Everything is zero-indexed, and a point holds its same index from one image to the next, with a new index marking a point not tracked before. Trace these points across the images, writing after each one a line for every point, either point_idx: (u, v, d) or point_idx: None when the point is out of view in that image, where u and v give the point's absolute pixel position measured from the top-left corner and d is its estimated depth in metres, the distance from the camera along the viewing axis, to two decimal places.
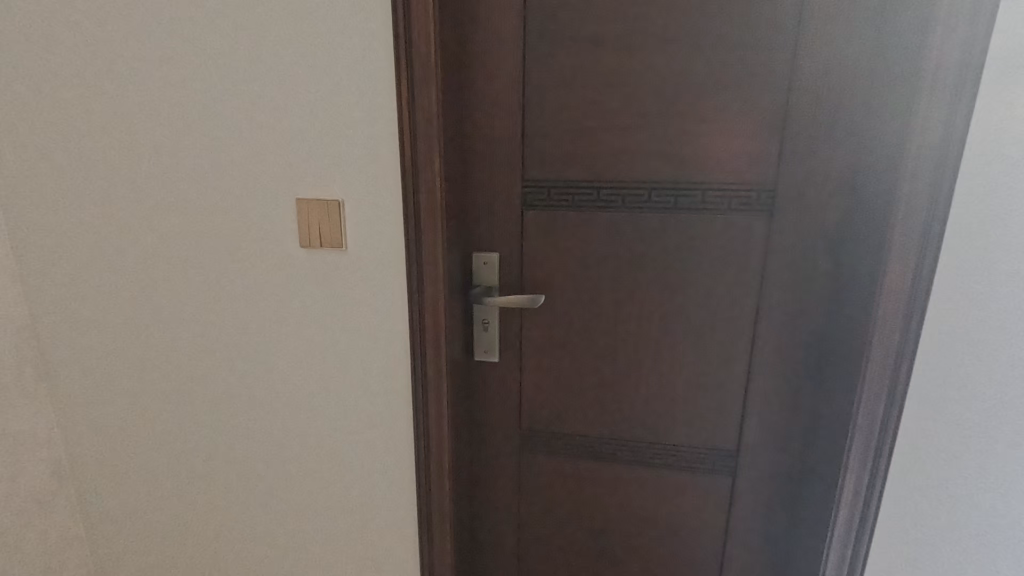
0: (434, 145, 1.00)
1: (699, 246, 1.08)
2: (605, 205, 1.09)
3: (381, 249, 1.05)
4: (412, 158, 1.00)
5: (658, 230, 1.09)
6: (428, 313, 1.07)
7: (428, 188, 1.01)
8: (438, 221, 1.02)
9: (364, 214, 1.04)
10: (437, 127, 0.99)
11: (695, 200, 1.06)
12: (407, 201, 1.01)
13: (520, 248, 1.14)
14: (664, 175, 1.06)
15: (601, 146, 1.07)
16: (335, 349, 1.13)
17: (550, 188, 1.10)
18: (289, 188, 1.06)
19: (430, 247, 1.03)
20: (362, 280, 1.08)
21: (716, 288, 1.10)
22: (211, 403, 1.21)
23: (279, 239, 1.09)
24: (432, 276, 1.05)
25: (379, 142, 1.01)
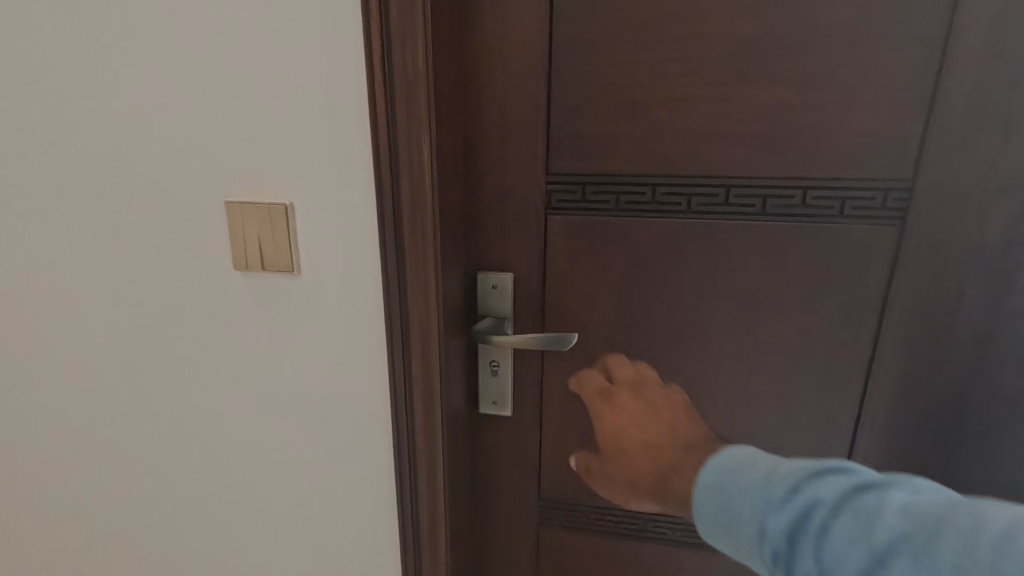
0: (425, 130, 0.68)
1: (796, 269, 0.77)
2: (661, 209, 0.78)
3: (350, 272, 0.75)
4: (392, 147, 0.69)
5: (738, 246, 0.78)
6: (419, 361, 0.77)
7: (416, 191, 0.70)
8: (430, 240, 0.72)
9: (323, 224, 0.74)
10: (429, 104, 0.68)
11: (794, 203, 0.75)
12: (386, 212, 0.71)
13: (544, 267, 0.84)
14: (751, 170, 0.75)
15: (660, 128, 0.75)
16: (292, 405, 0.84)
17: (587, 186, 0.79)
18: (219, 188, 0.76)
19: (420, 276, 0.73)
20: (325, 313, 0.78)
21: (815, 325, 0.79)
22: (137, 469, 0.94)
23: (209, 258, 0.80)
24: (423, 313, 0.75)
25: (344, 125, 0.70)
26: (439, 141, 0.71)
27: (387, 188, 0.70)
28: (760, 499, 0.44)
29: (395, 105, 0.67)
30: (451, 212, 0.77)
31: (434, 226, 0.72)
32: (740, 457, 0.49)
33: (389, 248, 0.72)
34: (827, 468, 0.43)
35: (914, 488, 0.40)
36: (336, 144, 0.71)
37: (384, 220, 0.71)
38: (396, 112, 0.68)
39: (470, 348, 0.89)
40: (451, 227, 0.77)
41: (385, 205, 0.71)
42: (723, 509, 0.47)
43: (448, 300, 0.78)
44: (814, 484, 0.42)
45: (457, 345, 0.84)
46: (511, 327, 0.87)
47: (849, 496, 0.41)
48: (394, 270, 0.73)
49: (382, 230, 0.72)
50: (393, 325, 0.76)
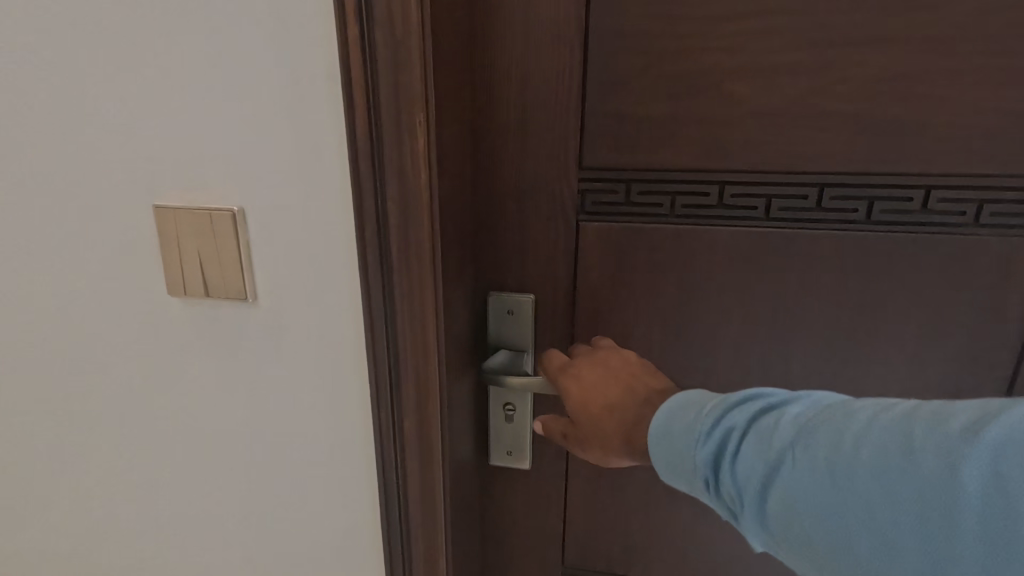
0: (423, 113, 0.45)
1: (909, 296, 0.59)
2: (729, 216, 0.60)
3: (315, 308, 0.54)
4: (373, 138, 0.46)
5: (831, 264, 0.60)
6: (411, 436, 0.56)
7: (408, 203, 0.47)
8: (432, 272, 0.50)
9: (274, 241, 0.52)
10: (426, 74, 0.45)
11: (909, 208, 0.57)
12: (366, 233, 0.49)
13: (573, 289, 0.66)
14: (855, 165, 0.56)
15: (734, 110, 0.57)
16: (240, 483, 0.63)
17: (633, 185, 0.61)
18: (121, 189, 0.54)
19: (418, 323, 0.51)
20: (281, 361, 0.57)
21: (931, 369, 0.61)
22: (43, 559, 0.72)
23: (113, 287, 0.57)
24: (421, 372, 0.53)
25: (302, 105, 0.48)
26: (437, 130, 0.47)
27: (368, 200, 0.48)
28: (685, 438, 0.44)
29: (376, 74, 0.45)
30: (451, 228, 0.55)
31: (434, 253, 0.49)
32: (675, 399, 0.48)
33: (372, 284, 0.50)
34: (741, 398, 0.43)
35: (813, 399, 0.41)
36: (296, 135, 0.49)
37: (364, 245, 0.49)
38: (379, 86, 0.45)
39: (478, 388, 0.71)
40: (452, 249, 0.55)
41: (365, 222, 0.48)
42: (663, 444, 0.46)
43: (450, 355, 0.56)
44: (728, 413, 0.43)
45: (464, 389, 0.66)
46: (531, 363, 0.69)
47: (756, 419, 0.41)
48: (377, 314, 0.51)
49: (362, 258, 0.50)
50: (379, 389, 0.54)
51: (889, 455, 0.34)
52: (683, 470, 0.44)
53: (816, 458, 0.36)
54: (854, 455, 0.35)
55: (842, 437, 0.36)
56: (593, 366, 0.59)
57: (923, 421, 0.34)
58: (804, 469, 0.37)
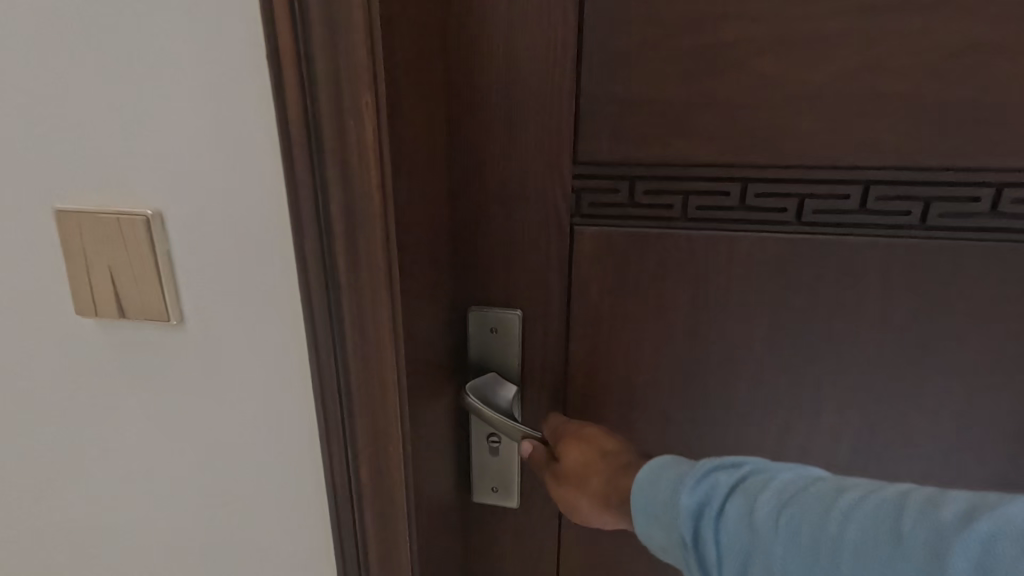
0: (371, 96, 0.36)
1: (967, 316, 0.50)
2: (751, 218, 0.51)
3: (251, 329, 0.44)
4: (311, 128, 0.37)
5: (875, 278, 0.50)
6: (369, 490, 0.46)
7: (356, 209, 0.38)
8: (388, 296, 0.40)
9: (199, 249, 0.43)
10: (372, 46, 0.35)
11: (974, 210, 0.47)
12: (308, 246, 0.39)
13: (567, 304, 0.57)
14: (909, 158, 0.46)
15: (762, 91, 0.47)
16: (174, 532, 0.53)
17: (637, 182, 0.52)
18: (12, 185, 0.44)
19: (373, 358, 0.41)
20: (214, 392, 0.47)
21: (988, 399, 0.52)
22: None
23: (14, 303, 0.48)
24: (374, 410, 0.43)
25: (223, 80, 0.38)
26: (391, 118, 0.38)
27: (308, 205, 0.38)
28: (658, 502, 0.39)
29: (312, 42, 0.35)
30: (418, 236, 0.46)
31: (392, 271, 0.40)
32: (654, 460, 0.42)
33: (315, 309, 0.41)
34: (728, 459, 0.37)
35: (805, 473, 0.35)
36: (218, 121, 0.39)
37: (303, 262, 0.40)
38: (314, 61, 0.35)
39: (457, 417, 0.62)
40: (418, 263, 0.46)
41: (304, 231, 0.39)
42: (639, 498, 0.40)
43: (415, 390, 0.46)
44: (712, 473, 0.37)
45: (439, 418, 0.57)
46: (518, 388, 0.60)
47: (738, 488, 0.35)
48: (324, 345, 0.42)
49: (303, 277, 0.40)
50: (329, 434, 0.44)
51: (877, 550, 0.28)
52: (655, 538, 0.39)
53: (797, 547, 0.31)
54: (841, 548, 0.29)
55: (829, 524, 0.30)
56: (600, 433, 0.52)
57: (918, 509, 0.29)
58: (782, 556, 0.31)
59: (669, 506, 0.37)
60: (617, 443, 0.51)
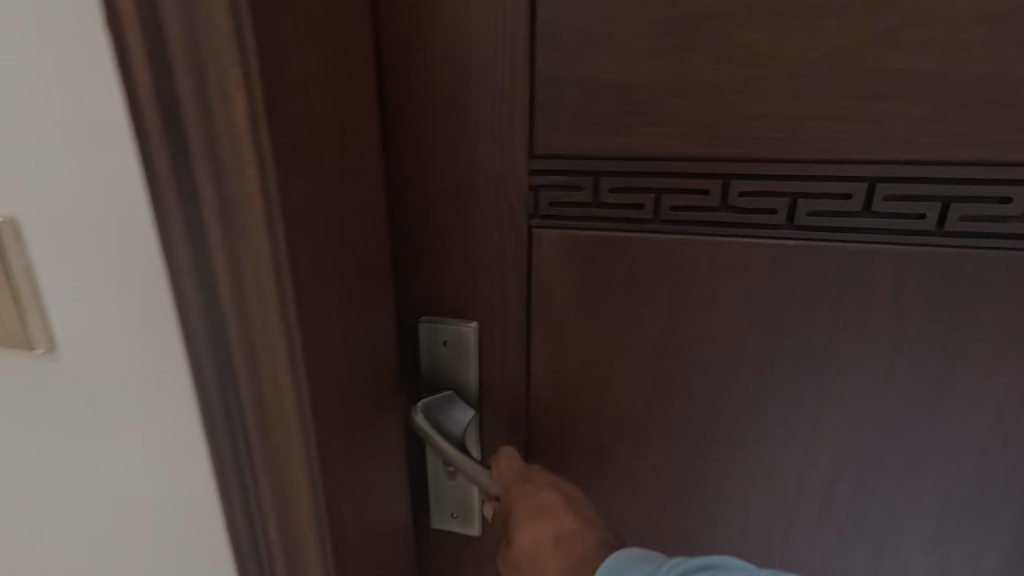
0: (242, 85, 0.27)
1: (991, 339, 0.42)
2: (735, 221, 0.43)
3: (126, 352, 0.38)
4: (172, 124, 0.29)
5: (882, 292, 0.42)
6: (276, 547, 0.39)
7: (233, 226, 0.30)
8: (285, 332, 0.32)
9: (58, 260, 0.37)
10: (239, 16, 0.26)
11: (1006, 213, 0.38)
12: (177, 267, 0.32)
13: (528, 317, 0.50)
14: (926, 150, 0.38)
15: (746, 71, 0.39)
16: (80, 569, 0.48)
17: (602, 179, 0.44)
18: None
19: (270, 402, 0.34)
20: (96, 420, 0.41)
21: (1011, 433, 0.45)
22: None
23: None
24: (269, 460, 0.35)
25: (58, 57, 0.32)
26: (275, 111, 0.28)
27: (177, 218, 0.31)
28: None
29: (161, 12, 0.27)
30: (344, 257, 0.36)
31: (287, 307, 0.31)
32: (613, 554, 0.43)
33: (197, 340, 0.34)
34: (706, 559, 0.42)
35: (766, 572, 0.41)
36: (63, 112, 0.33)
37: (178, 284, 0.33)
38: (167, 38, 0.27)
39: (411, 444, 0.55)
40: (346, 290, 0.36)
41: (172, 244, 0.31)
42: None
43: (341, 440, 0.38)
44: None
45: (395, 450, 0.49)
46: (473, 408, 0.53)
47: None
48: (210, 383, 0.35)
49: (179, 303, 0.33)
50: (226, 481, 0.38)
51: None
52: None
53: None
54: None
55: None
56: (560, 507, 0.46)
57: None
58: None
59: None
60: (575, 524, 0.45)
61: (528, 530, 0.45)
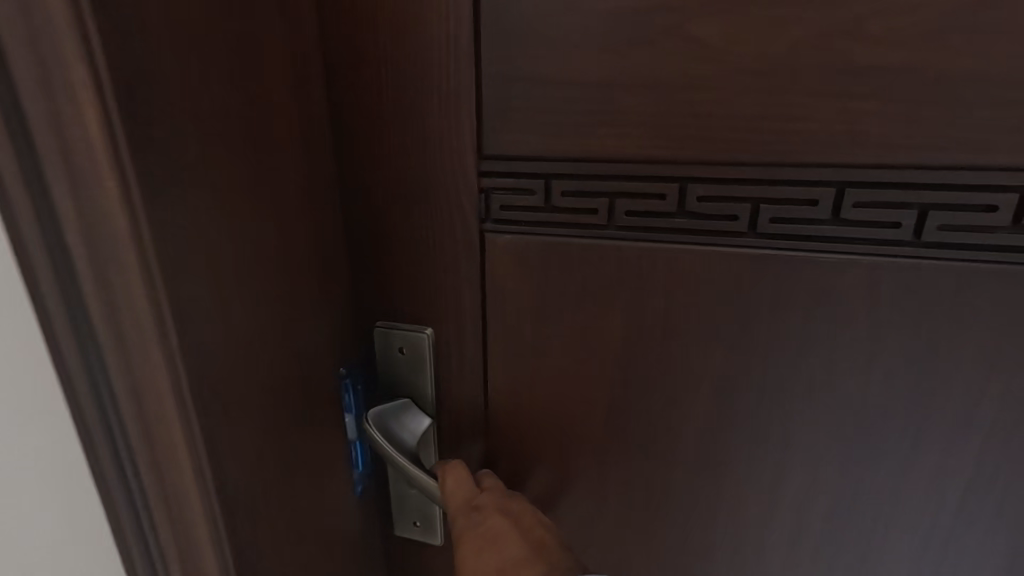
0: (90, 92, 0.24)
1: (978, 361, 0.38)
2: (695, 227, 0.40)
3: None
4: (19, 139, 0.25)
5: (855, 306, 0.39)
6: None
7: (97, 249, 0.27)
8: (166, 361, 0.29)
9: None
10: (82, 16, 0.23)
11: (990, 222, 0.35)
12: (43, 297, 0.28)
13: (483, 325, 0.48)
14: (902, 152, 0.34)
15: (702, 66, 0.36)
16: None
17: (554, 181, 0.42)
18: None
19: (159, 439, 0.31)
20: None
21: (1002, 464, 0.40)
22: None
23: None
24: (169, 499, 0.33)
25: None
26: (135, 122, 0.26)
27: (32, 241, 0.27)
28: None
29: None
30: (247, 273, 0.34)
31: (168, 333, 0.29)
32: None
33: (74, 380, 0.30)
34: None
35: None
36: None
37: (45, 317, 0.29)
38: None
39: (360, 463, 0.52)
40: (252, 305, 0.35)
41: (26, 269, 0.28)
42: None
43: (245, 467, 0.36)
44: None
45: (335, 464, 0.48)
46: (431, 417, 0.52)
47: None
48: (89, 422, 0.31)
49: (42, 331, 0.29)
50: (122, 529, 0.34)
51: None
52: None
53: None
54: None
55: None
56: (507, 535, 0.44)
57: None
58: None
59: None
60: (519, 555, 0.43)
61: (475, 564, 0.43)
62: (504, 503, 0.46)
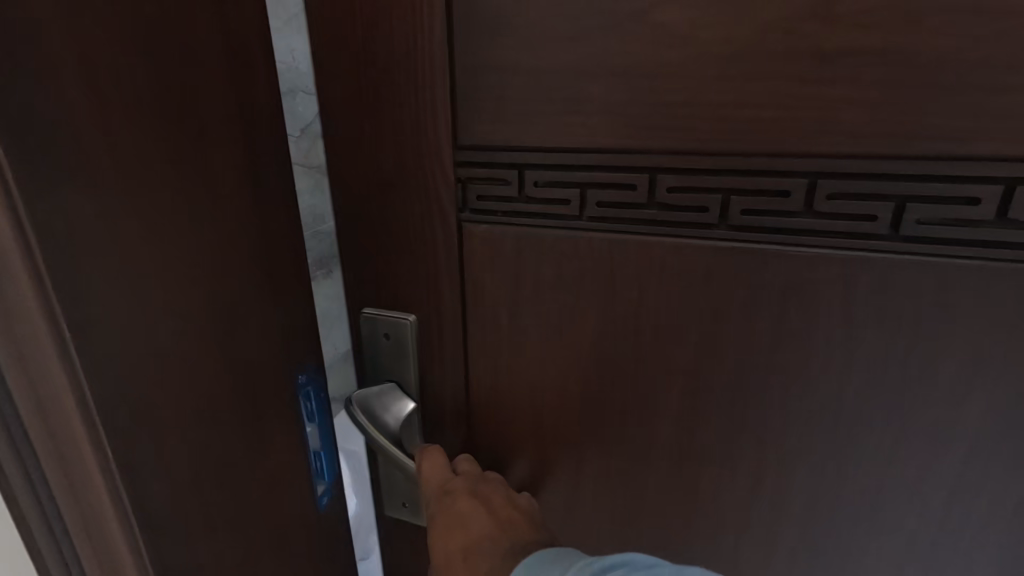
0: None
1: (959, 362, 0.36)
2: (666, 217, 0.40)
3: None
4: None
5: (829, 301, 0.37)
6: None
7: None
8: (61, 365, 0.27)
9: None
10: None
11: (972, 216, 0.33)
12: None
13: (462, 312, 0.49)
14: (877, 141, 0.33)
15: (670, 54, 0.35)
16: None
17: (527, 171, 0.42)
18: None
19: (58, 433, 0.29)
20: None
21: (985, 469, 0.38)
22: None
23: None
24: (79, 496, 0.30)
25: None
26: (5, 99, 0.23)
27: None
28: None
29: None
30: (174, 280, 0.33)
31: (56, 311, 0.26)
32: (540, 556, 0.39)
33: None
34: (608, 559, 0.35)
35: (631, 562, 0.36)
36: None
37: None
38: None
39: (320, 466, 0.49)
40: (180, 314, 0.33)
41: None
42: None
43: (177, 484, 0.34)
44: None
45: (296, 470, 0.45)
46: (416, 400, 0.53)
47: None
48: None
49: None
50: (39, 551, 0.32)
51: None
52: None
53: None
54: None
55: None
56: (475, 509, 0.45)
57: None
58: None
59: None
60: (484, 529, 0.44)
61: (445, 537, 0.45)
62: (476, 483, 0.48)
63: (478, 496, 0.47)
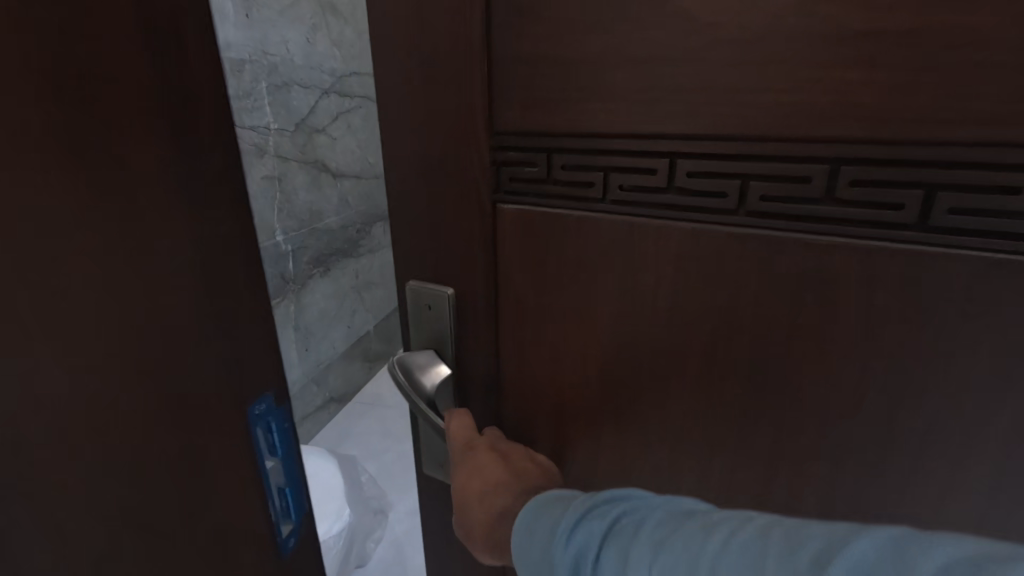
0: None
1: (992, 362, 0.34)
2: (684, 202, 0.41)
3: None
4: None
5: (853, 293, 0.36)
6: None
7: None
8: None
9: None
10: None
11: (1011, 206, 0.31)
12: None
13: (494, 287, 0.52)
14: (904, 126, 0.32)
15: (691, 39, 0.36)
16: None
17: (555, 156, 0.45)
18: None
19: None
20: None
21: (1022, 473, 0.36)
22: None
23: None
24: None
25: None
26: None
27: None
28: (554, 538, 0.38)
29: None
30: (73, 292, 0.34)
31: None
32: (545, 498, 0.43)
33: None
34: (610, 494, 0.38)
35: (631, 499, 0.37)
36: None
37: None
38: None
39: (288, 505, 0.57)
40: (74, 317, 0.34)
41: None
42: (524, 539, 0.41)
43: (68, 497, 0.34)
44: (591, 515, 0.37)
45: (250, 504, 0.51)
46: (451, 368, 0.58)
47: (615, 527, 0.36)
48: None
49: None
50: None
51: None
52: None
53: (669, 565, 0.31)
54: None
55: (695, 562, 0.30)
56: (493, 460, 0.50)
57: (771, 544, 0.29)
58: None
59: (562, 533, 0.37)
60: (498, 475, 0.49)
61: (466, 481, 0.50)
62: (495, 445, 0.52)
63: (498, 451, 0.51)
